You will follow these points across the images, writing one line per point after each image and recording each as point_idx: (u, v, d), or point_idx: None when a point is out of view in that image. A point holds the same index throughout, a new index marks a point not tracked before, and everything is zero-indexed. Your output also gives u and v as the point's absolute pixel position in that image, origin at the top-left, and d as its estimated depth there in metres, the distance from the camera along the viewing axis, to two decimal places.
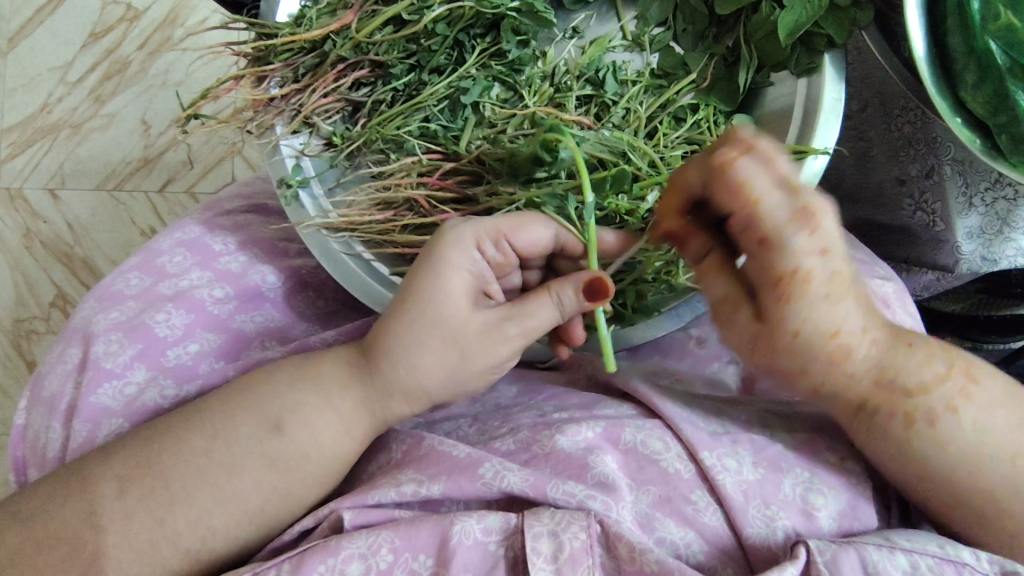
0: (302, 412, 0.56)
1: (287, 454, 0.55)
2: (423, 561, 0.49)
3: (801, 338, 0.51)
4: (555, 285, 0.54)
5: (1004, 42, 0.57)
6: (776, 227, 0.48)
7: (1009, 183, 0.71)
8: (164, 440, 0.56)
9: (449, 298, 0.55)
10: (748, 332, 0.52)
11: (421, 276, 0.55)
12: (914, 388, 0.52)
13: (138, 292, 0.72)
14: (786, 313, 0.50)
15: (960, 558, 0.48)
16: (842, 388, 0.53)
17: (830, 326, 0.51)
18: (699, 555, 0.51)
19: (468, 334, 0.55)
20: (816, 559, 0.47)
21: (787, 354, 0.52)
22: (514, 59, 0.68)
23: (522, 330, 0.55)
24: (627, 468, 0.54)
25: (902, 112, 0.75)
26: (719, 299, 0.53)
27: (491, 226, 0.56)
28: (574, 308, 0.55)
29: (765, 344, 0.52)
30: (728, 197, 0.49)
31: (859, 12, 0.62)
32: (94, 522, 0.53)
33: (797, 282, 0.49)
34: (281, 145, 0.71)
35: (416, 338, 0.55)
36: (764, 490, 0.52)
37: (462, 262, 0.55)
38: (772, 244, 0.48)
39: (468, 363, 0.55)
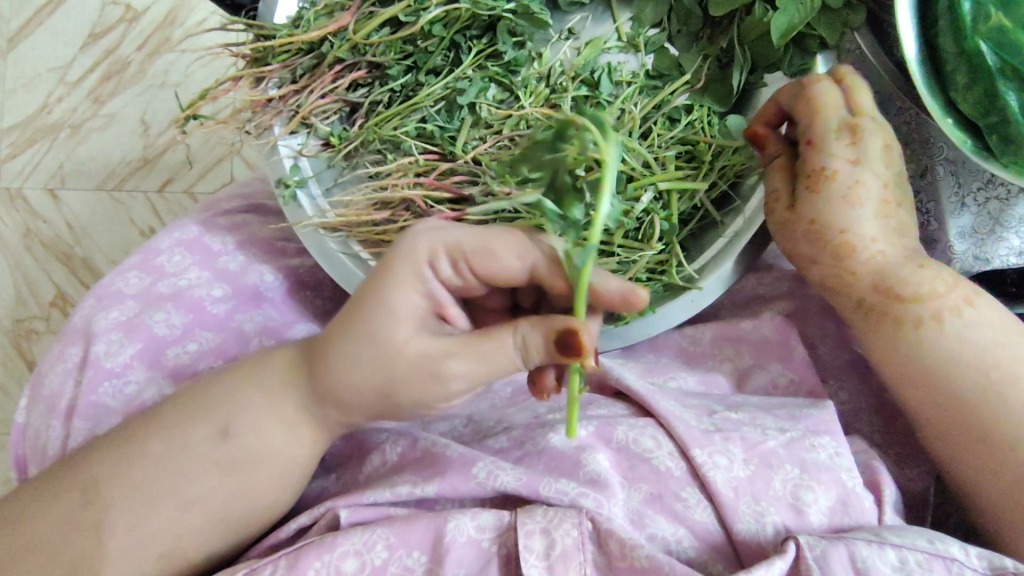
0: (246, 418, 0.56)
1: (236, 460, 0.55)
2: (419, 557, 0.49)
3: (815, 228, 0.61)
4: (518, 325, 0.47)
5: (994, 43, 0.58)
6: (822, 131, 0.61)
7: (1000, 182, 0.73)
8: (125, 446, 0.56)
9: (391, 316, 0.50)
10: (780, 217, 0.63)
11: (370, 289, 0.52)
12: (909, 297, 0.59)
13: (137, 291, 0.72)
14: (804, 201, 0.62)
15: (949, 553, 0.48)
16: (850, 282, 0.62)
17: (842, 223, 0.61)
18: (690, 551, 0.51)
19: (403, 360, 0.50)
20: (805, 554, 0.48)
21: (806, 241, 0.62)
22: (510, 60, 0.69)
23: (464, 370, 0.49)
24: (620, 466, 0.55)
25: (899, 111, 0.75)
26: (768, 193, 0.64)
27: (453, 243, 0.50)
28: (539, 357, 0.47)
29: (786, 229, 0.63)
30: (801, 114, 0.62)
31: (850, 13, 0.63)
32: (66, 530, 0.54)
33: (822, 177, 0.61)
34: (280, 146, 0.72)
35: (353, 351, 0.52)
36: (754, 487, 0.53)
37: (408, 280, 0.50)
38: (813, 145, 0.61)
39: (399, 391, 0.51)
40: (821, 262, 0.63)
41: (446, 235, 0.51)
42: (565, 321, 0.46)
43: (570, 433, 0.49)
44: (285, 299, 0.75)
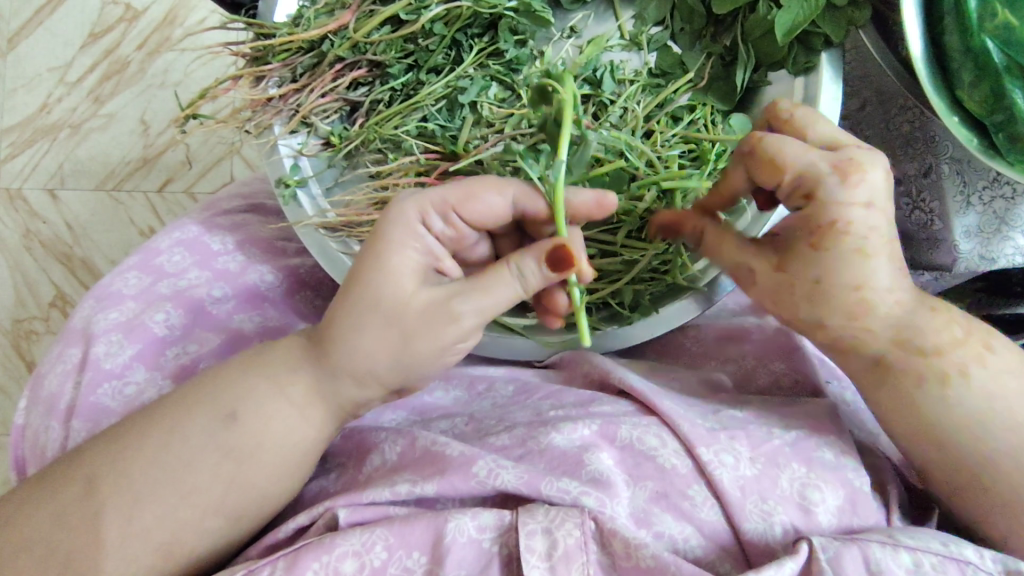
0: (255, 401, 0.56)
1: (241, 444, 0.55)
2: (419, 559, 0.49)
3: (821, 290, 0.54)
4: (514, 257, 0.51)
5: (1001, 40, 0.57)
6: (816, 182, 0.52)
7: (1006, 181, 0.72)
8: (126, 437, 0.55)
9: (392, 275, 0.52)
10: (772, 284, 0.56)
11: (365, 259, 0.53)
12: (930, 351, 0.55)
13: (137, 292, 0.72)
14: (807, 258, 0.53)
15: (962, 556, 0.48)
16: (864, 343, 0.56)
17: (855, 281, 0.53)
18: (698, 549, 0.51)
19: (413, 312, 0.52)
20: (817, 556, 0.47)
21: (809, 305, 0.55)
22: (511, 59, 0.69)
23: (474, 307, 0.51)
24: (624, 464, 0.54)
25: (900, 111, 0.75)
26: (730, 270, 0.58)
27: (437, 197, 0.53)
28: (537, 280, 0.51)
29: (785, 296, 0.56)
30: (770, 174, 0.53)
31: (854, 11, 0.62)
32: (67, 523, 0.52)
33: (831, 233, 0.52)
34: (280, 145, 0.71)
35: (361, 319, 0.53)
36: (760, 485, 0.52)
37: (402, 239, 0.53)
38: (812, 198, 0.52)
39: (415, 346, 0.52)
40: (834, 322, 0.55)
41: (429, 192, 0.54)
42: (552, 240, 0.51)
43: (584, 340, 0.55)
44: (285, 298, 0.75)
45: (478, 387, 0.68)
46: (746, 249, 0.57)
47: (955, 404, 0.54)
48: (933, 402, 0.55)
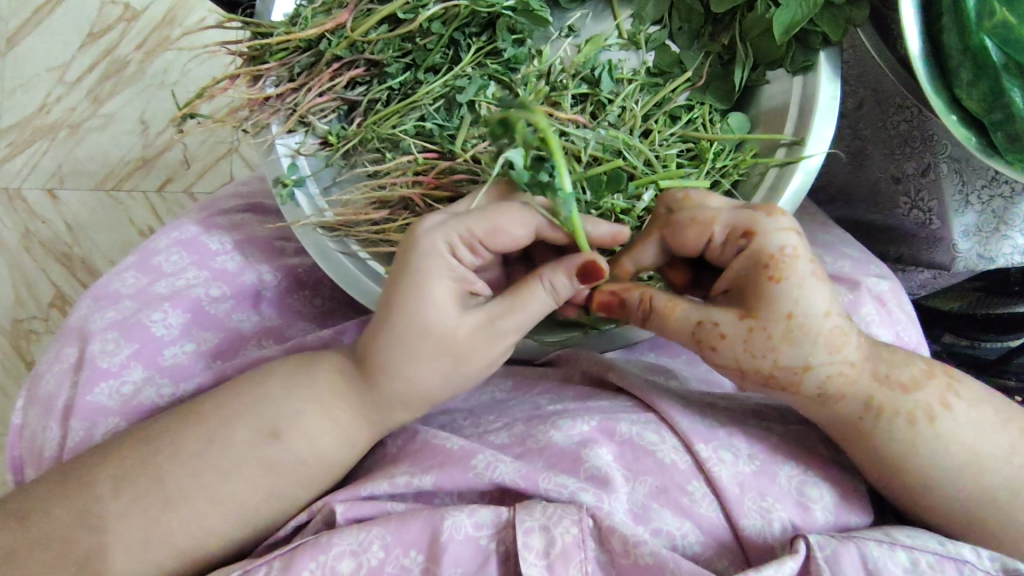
0: (300, 419, 0.54)
1: (287, 460, 0.54)
2: (415, 557, 0.49)
3: (796, 323, 0.48)
4: (545, 271, 0.50)
5: (1000, 39, 0.57)
6: (749, 220, 0.50)
7: (1004, 180, 0.71)
8: (160, 442, 0.55)
9: (433, 308, 0.50)
10: (743, 337, 0.49)
11: (400, 296, 0.51)
12: (908, 385, 0.52)
13: (134, 291, 0.72)
14: (774, 295, 0.48)
15: (961, 556, 0.48)
16: (845, 385, 0.51)
17: (821, 309, 0.49)
18: (696, 546, 0.50)
19: (460, 340, 0.50)
20: (815, 554, 0.47)
21: (787, 348, 0.49)
22: (509, 58, 0.68)
23: (515, 326, 0.51)
24: (624, 459, 0.54)
25: (897, 110, 0.75)
26: (695, 328, 0.51)
27: (463, 227, 0.50)
28: (568, 292, 0.51)
29: (762, 340, 0.49)
30: (697, 230, 0.51)
31: (854, 9, 0.62)
32: (89, 521, 0.53)
33: (783, 261, 0.48)
34: (277, 145, 0.71)
35: (407, 352, 0.51)
36: (759, 482, 0.52)
37: (436, 272, 0.50)
38: (750, 238, 0.49)
39: (467, 367, 0.52)
40: (816, 363, 0.50)
41: (454, 221, 0.51)
42: (584, 254, 0.50)
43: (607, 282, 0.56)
44: (284, 296, 0.75)
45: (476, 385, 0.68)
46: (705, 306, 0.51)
47: (948, 439, 0.51)
48: (925, 439, 0.51)
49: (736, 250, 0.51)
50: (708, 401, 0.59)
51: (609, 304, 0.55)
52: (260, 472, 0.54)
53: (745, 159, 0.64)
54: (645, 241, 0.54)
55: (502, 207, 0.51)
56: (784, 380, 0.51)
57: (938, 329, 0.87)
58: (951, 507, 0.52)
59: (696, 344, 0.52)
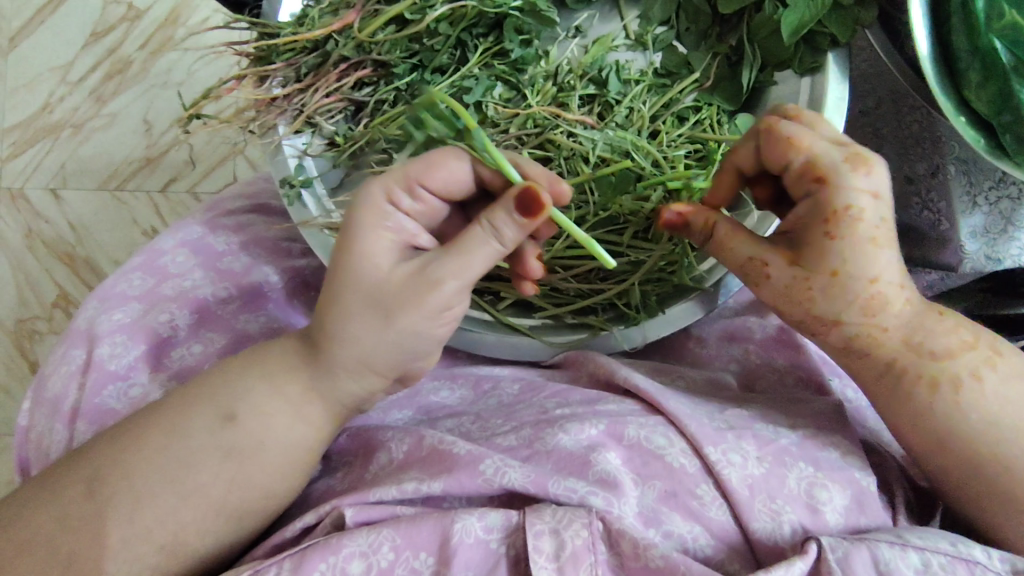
0: (251, 398, 0.56)
1: (243, 444, 0.55)
2: (425, 559, 0.48)
3: (838, 281, 0.51)
4: (486, 214, 0.49)
5: (1009, 40, 0.57)
6: (830, 168, 0.50)
7: (1012, 181, 0.73)
8: (125, 438, 0.55)
9: (366, 259, 0.51)
10: (788, 279, 0.53)
11: (340, 247, 0.52)
12: (941, 354, 0.53)
13: (141, 292, 0.71)
14: (826, 250, 0.51)
15: (971, 558, 0.48)
16: (875, 344, 0.54)
17: (869, 272, 0.51)
18: (707, 548, 0.51)
19: (392, 291, 0.51)
20: (826, 555, 0.47)
21: (823, 300, 0.52)
22: (516, 59, 0.68)
23: (450, 272, 0.50)
24: (632, 464, 0.54)
25: (910, 111, 0.76)
26: (747, 260, 0.54)
27: (400, 173, 0.53)
28: (513, 233, 0.49)
29: (800, 289, 0.53)
30: (780, 156, 0.52)
31: (862, 10, 0.62)
32: (66, 524, 0.52)
33: (845, 219, 0.50)
34: (284, 146, 0.70)
35: (343, 308, 0.52)
36: (768, 484, 0.52)
37: (372, 222, 0.52)
38: (824, 187, 0.50)
39: (403, 319, 0.51)
40: (846, 320, 0.53)
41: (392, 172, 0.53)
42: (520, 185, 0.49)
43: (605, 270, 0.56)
44: (291, 298, 0.74)
45: (483, 387, 0.68)
46: (764, 243, 0.54)
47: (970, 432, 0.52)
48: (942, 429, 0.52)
49: (806, 194, 0.52)
50: (716, 403, 0.59)
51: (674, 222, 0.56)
52: (239, 471, 0.54)
53: None
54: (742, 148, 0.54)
55: (444, 148, 0.53)
56: (813, 325, 0.55)
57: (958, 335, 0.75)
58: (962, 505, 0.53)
59: (744, 272, 0.55)
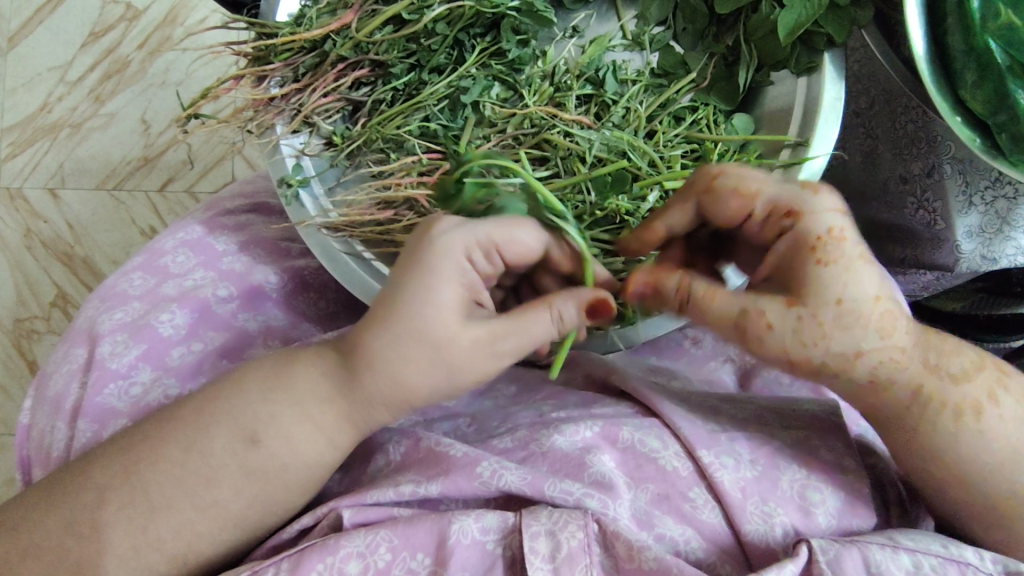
0: (279, 424, 0.54)
1: (265, 466, 0.53)
2: (422, 560, 0.49)
3: (846, 310, 0.48)
4: (556, 301, 0.50)
5: (1004, 41, 0.57)
6: (791, 199, 0.49)
7: (1008, 181, 0.73)
8: (141, 448, 0.54)
9: (439, 312, 0.49)
10: (793, 325, 0.48)
11: (410, 289, 0.49)
12: (958, 376, 0.52)
13: (142, 292, 0.72)
14: (823, 280, 0.47)
15: (962, 558, 0.48)
16: (896, 369, 0.50)
17: (869, 294, 0.48)
18: (698, 551, 0.51)
19: (457, 351, 0.49)
20: (818, 558, 0.47)
21: (837, 334, 0.48)
22: (514, 59, 0.68)
23: (515, 349, 0.50)
24: (625, 466, 0.54)
25: (904, 111, 0.76)
26: (741, 316, 0.49)
27: (485, 234, 0.50)
28: (574, 325, 0.51)
29: (811, 328, 0.48)
30: (739, 201, 0.50)
31: (858, 11, 0.62)
32: (76, 530, 0.53)
33: (830, 244, 0.48)
34: (281, 145, 0.70)
35: (400, 353, 0.50)
36: (761, 487, 0.53)
37: (451, 276, 0.49)
38: (795, 217, 0.49)
39: (457, 378, 0.50)
40: (866, 349, 0.49)
41: (474, 228, 0.50)
42: (596, 292, 0.51)
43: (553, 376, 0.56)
44: (289, 299, 0.74)
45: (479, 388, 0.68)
46: (749, 296, 0.49)
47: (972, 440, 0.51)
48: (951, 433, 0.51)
49: (779, 229, 0.50)
50: (710, 404, 0.59)
51: (643, 291, 0.52)
52: (253, 484, 0.53)
53: (751, 160, 0.63)
54: (685, 204, 0.51)
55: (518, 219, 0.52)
56: (835, 370, 0.50)
57: None
58: None
59: (741, 334, 0.49)
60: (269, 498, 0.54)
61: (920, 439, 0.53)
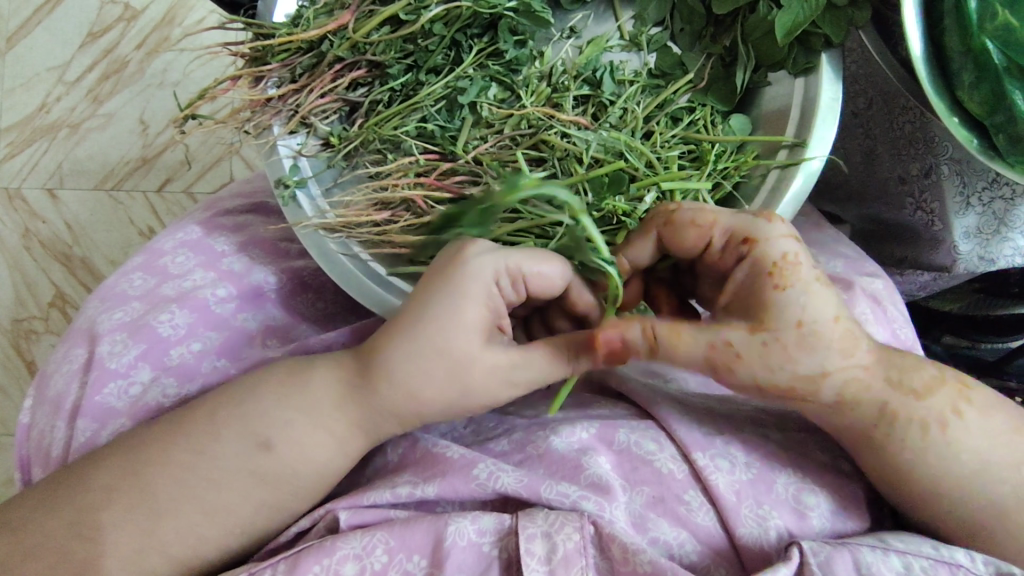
0: (290, 431, 0.54)
1: (275, 471, 0.53)
2: (418, 562, 0.49)
3: (806, 332, 0.47)
4: (578, 344, 0.50)
5: (1001, 41, 0.57)
6: (747, 227, 0.49)
7: (1006, 182, 0.71)
8: (151, 450, 0.54)
9: (464, 336, 0.49)
10: (758, 351, 0.47)
11: (438, 310, 0.50)
12: (922, 391, 0.51)
13: (142, 292, 0.72)
14: (782, 304, 0.47)
15: (955, 560, 0.48)
16: (863, 388, 0.51)
17: (828, 314, 0.48)
18: (692, 555, 0.51)
19: (476, 375, 0.50)
20: (809, 561, 0.47)
21: (801, 355, 0.48)
22: (511, 59, 0.68)
23: (529, 378, 0.51)
24: (621, 469, 0.54)
25: (902, 111, 0.75)
26: (706, 349, 0.48)
27: (517, 264, 0.49)
28: (588, 365, 0.52)
29: (774, 352, 0.47)
30: (695, 232, 0.51)
31: (856, 11, 0.62)
32: (78, 530, 0.53)
33: (786, 268, 0.48)
34: (279, 145, 0.70)
35: (420, 370, 0.50)
36: (756, 490, 0.53)
37: (479, 302, 0.49)
38: (751, 243, 0.49)
39: (470, 400, 0.51)
40: (831, 369, 0.49)
41: (508, 257, 0.50)
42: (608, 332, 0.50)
43: (555, 409, 0.57)
44: (288, 300, 0.74)
45: None
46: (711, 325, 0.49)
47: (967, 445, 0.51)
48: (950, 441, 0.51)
49: (738, 255, 0.50)
50: (706, 406, 0.59)
51: (613, 347, 0.49)
52: (268, 493, 0.54)
53: (748, 160, 0.63)
54: (644, 238, 0.54)
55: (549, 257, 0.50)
56: (803, 392, 0.50)
57: (937, 331, 0.88)
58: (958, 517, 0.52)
59: (712, 369, 0.49)
60: (267, 499, 0.54)
61: (903, 453, 0.51)
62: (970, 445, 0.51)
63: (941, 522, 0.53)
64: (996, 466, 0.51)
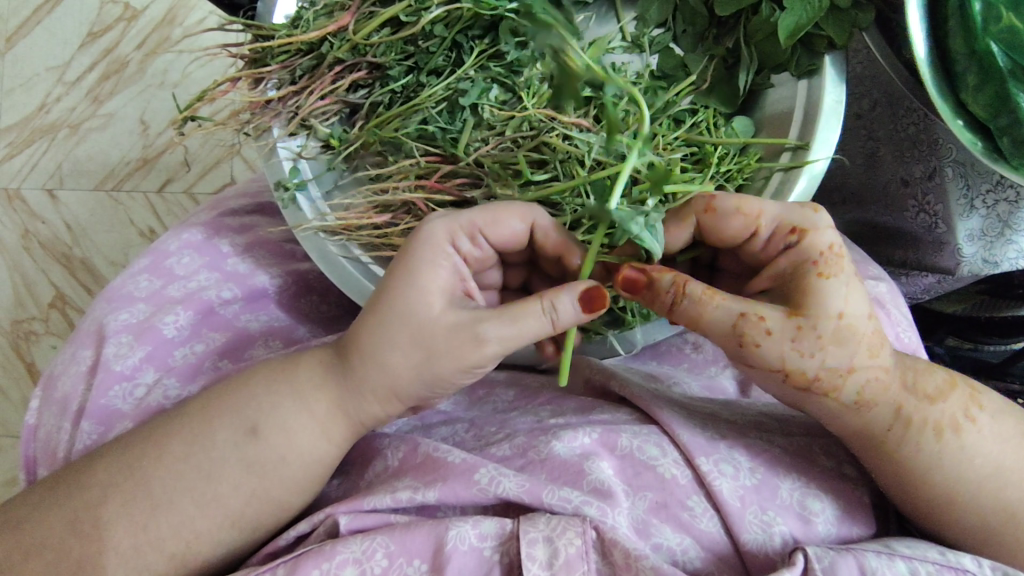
0: (279, 417, 0.54)
1: (264, 460, 0.53)
2: (419, 566, 0.48)
3: (846, 324, 0.47)
4: (548, 292, 0.48)
5: (1005, 43, 0.57)
6: (795, 218, 0.50)
7: (1010, 184, 0.71)
8: (147, 446, 0.55)
9: (422, 294, 0.50)
10: (792, 334, 0.47)
11: (398, 274, 0.51)
12: (933, 396, 0.51)
13: (147, 294, 0.71)
14: (825, 292, 0.47)
15: (962, 565, 0.47)
16: (881, 390, 0.50)
17: (866, 310, 0.48)
18: (696, 561, 0.50)
19: (438, 334, 0.49)
20: (813, 566, 0.46)
21: (834, 348, 0.48)
22: (513, 61, 0.67)
23: (499, 336, 0.48)
24: (624, 474, 0.54)
25: (907, 112, 0.75)
26: (737, 321, 0.48)
27: (469, 219, 0.52)
28: (569, 320, 0.48)
29: (811, 338, 0.47)
30: (740, 219, 0.50)
31: (859, 13, 0.61)
32: (79, 531, 0.52)
33: (832, 258, 0.48)
34: (278, 147, 0.70)
35: (388, 337, 0.50)
36: (760, 496, 0.52)
37: (435, 258, 0.51)
38: (800, 233, 0.49)
39: (440, 366, 0.50)
40: (858, 366, 0.49)
41: (460, 214, 0.53)
42: (589, 281, 0.48)
43: (563, 383, 0.54)
44: (288, 301, 0.74)
45: (478, 392, 0.67)
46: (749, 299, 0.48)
47: (973, 451, 0.51)
48: (952, 449, 0.51)
49: (782, 247, 0.50)
50: (710, 411, 0.59)
51: (635, 281, 0.50)
52: (255, 482, 0.53)
53: (750, 163, 0.63)
54: (683, 223, 0.52)
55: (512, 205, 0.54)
56: (827, 386, 0.49)
57: (941, 332, 0.89)
58: (962, 523, 0.51)
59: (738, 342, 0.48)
60: (271, 500, 0.54)
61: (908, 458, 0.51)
62: (983, 449, 0.51)
63: (946, 527, 0.52)
64: (1006, 468, 0.51)
